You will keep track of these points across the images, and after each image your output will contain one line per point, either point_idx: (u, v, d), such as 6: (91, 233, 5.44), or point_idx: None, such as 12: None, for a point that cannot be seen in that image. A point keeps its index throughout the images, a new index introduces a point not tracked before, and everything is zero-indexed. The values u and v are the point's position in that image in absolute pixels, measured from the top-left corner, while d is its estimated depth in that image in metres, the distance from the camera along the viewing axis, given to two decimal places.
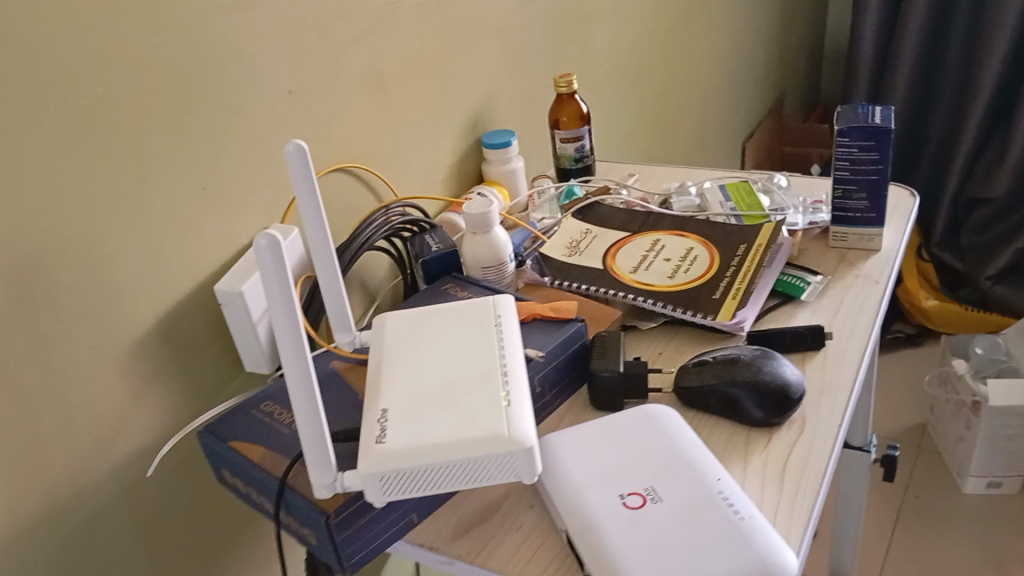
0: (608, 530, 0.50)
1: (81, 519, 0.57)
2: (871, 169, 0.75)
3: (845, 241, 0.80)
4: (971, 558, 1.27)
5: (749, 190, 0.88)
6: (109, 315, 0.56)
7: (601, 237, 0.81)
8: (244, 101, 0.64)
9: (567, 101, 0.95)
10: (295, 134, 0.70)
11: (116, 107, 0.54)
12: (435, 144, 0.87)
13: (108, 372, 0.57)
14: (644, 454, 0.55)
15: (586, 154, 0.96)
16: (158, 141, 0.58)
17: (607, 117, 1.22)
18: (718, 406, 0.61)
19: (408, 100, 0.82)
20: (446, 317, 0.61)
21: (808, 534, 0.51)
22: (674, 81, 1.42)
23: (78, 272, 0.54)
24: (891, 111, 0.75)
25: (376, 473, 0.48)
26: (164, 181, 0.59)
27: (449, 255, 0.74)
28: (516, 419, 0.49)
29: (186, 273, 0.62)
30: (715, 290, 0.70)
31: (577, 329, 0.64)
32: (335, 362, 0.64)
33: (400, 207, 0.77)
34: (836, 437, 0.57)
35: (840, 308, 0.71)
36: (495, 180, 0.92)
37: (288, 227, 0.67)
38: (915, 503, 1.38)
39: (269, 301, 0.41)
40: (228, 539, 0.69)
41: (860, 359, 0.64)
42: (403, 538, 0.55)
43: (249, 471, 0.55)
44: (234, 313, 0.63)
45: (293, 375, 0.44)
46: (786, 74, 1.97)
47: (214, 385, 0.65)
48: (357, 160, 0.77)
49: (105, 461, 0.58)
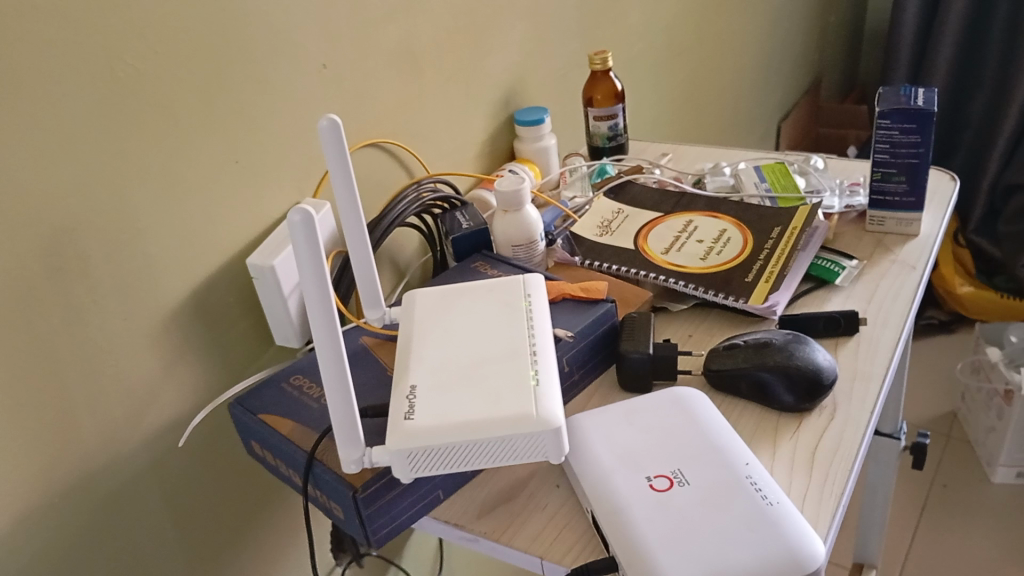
0: (633, 512, 0.49)
1: (113, 487, 0.58)
2: (911, 153, 0.74)
3: (881, 226, 0.78)
4: (999, 548, 1.26)
5: (784, 171, 0.86)
6: (141, 287, 0.57)
7: (632, 218, 0.80)
8: (276, 75, 0.64)
9: (601, 79, 0.94)
10: (327, 109, 0.70)
11: (149, 81, 0.54)
12: (466, 120, 0.87)
13: (140, 344, 0.57)
14: (672, 438, 0.55)
15: (619, 133, 0.95)
16: (191, 115, 0.58)
17: (640, 95, 1.21)
18: (747, 391, 0.60)
19: (439, 75, 0.81)
20: (476, 296, 0.61)
21: (836, 523, 0.50)
22: (709, 59, 1.40)
23: (111, 243, 0.54)
24: (934, 93, 0.73)
25: (403, 450, 0.48)
26: (198, 154, 0.59)
27: (480, 233, 0.74)
28: (544, 400, 0.49)
29: (217, 247, 0.62)
30: (747, 273, 0.70)
31: (606, 310, 0.64)
32: (364, 338, 0.64)
33: (430, 183, 0.77)
34: (867, 425, 0.57)
35: (875, 294, 0.70)
36: (526, 157, 0.91)
37: (319, 202, 0.67)
38: (942, 492, 1.37)
39: (301, 276, 0.41)
40: (258, 509, 0.70)
41: (894, 347, 0.63)
42: (429, 514, 0.55)
43: (277, 444, 0.56)
44: (265, 288, 0.63)
45: (322, 350, 0.44)
46: (824, 52, 1.93)
47: (244, 358, 0.66)
48: (389, 136, 0.77)
49: (137, 431, 0.58)
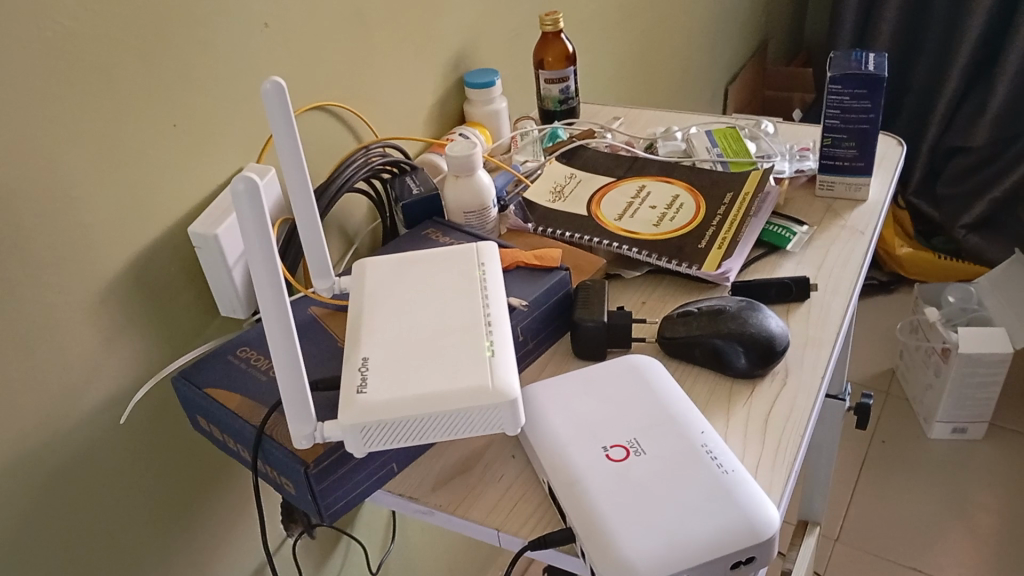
0: (590, 483, 0.49)
1: (52, 466, 0.56)
2: (861, 118, 0.74)
3: (831, 191, 0.79)
4: (935, 502, 1.31)
5: (736, 136, 0.86)
6: (78, 259, 0.54)
7: (585, 183, 0.79)
8: (217, 33, 0.61)
9: (552, 40, 0.92)
10: (270, 70, 0.67)
11: (79, 38, 0.51)
12: (416, 83, 0.85)
13: (77, 319, 0.55)
14: (628, 406, 0.55)
15: (571, 96, 0.94)
16: (125, 76, 0.55)
17: (590, 58, 1.19)
18: (701, 358, 0.60)
19: (387, 34, 0.79)
20: (429, 264, 0.59)
21: (789, 489, 0.51)
22: (659, 21, 1.39)
23: (41, 213, 0.51)
24: (884, 58, 0.74)
25: (357, 425, 0.47)
26: (133, 118, 0.56)
27: (431, 199, 0.72)
28: (500, 371, 0.49)
29: (158, 215, 0.59)
30: (700, 240, 0.69)
31: (560, 278, 0.63)
32: (313, 308, 0.62)
33: (379, 147, 0.75)
34: (819, 391, 0.57)
35: (825, 260, 0.70)
36: (476, 120, 0.90)
37: (264, 167, 0.64)
38: (882, 449, 1.41)
39: (248, 248, 0.40)
40: (206, 482, 0.68)
41: (845, 312, 0.64)
42: (383, 487, 0.54)
43: (225, 419, 0.54)
44: (209, 257, 0.61)
45: (270, 324, 0.43)
46: (771, 15, 1.94)
47: (189, 330, 0.64)
48: (335, 98, 0.74)
49: (77, 408, 0.56)
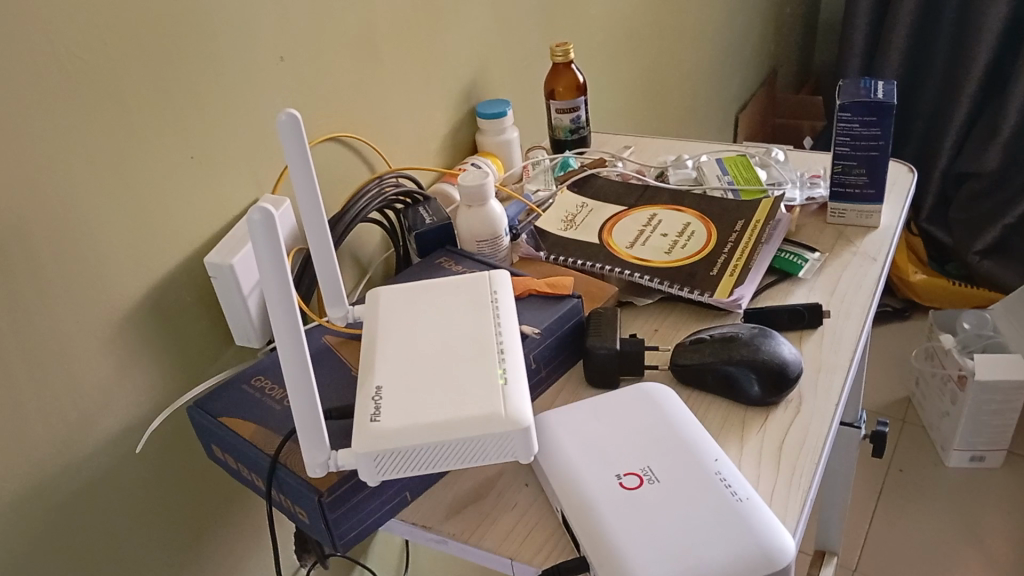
0: (603, 510, 0.49)
1: (69, 494, 0.56)
2: (871, 145, 0.75)
3: (842, 217, 0.79)
4: (954, 530, 1.29)
5: (746, 164, 0.87)
6: (96, 289, 0.55)
7: (596, 211, 0.80)
8: (233, 67, 0.62)
9: (563, 71, 0.93)
10: (285, 103, 0.68)
11: (98, 73, 0.52)
12: (428, 113, 0.86)
13: (93, 348, 0.56)
14: (641, 434, 0.55)
15: (581, 126, 0.95)
16: (142, 110, 0.56)
17: (600, 89, 1.21)
18: (714, 385, 0.60)
19: (400, 66, 0.80)
20: (441, 293, 0.60)
21: (804, 517, 0.51)
22: (668, 52, 1.41)
23: (57, 243, 0.52)
24: (893, 86, 0.75)
25: (370, 453, 0.47)
26: (149, 149, 0.57)
27: (444, 228, 0.73)
28: (513, 398, 0.49)
29: (174, 246, 0.60)
30: (712, 266, 0.70)
31: (572, 306, 0.63)
32: (327, 337, 0.63)
33: (393, 177, 0.76)
34: (832, 418, 0.57)
35: (837, 287, 0.70)
36: (488, 150, 0.91)
37: (278, 198, 0.65)
38: (899, 477, 1.39)
39: (263, 276, 0.40)
40: (220, 511, 0.68)
41: (858, 338, 0.64)
42: (396, 516, 0.54)
43: (239, 447, 0.55)
44: (224, 286, 0.61)
45: (284, 351, 0.43)
46: (779, 45, 1.95)
47: (203, 359, 0.64)
48: (349, 130, 0.75)
49: (93, 437, 0.57)
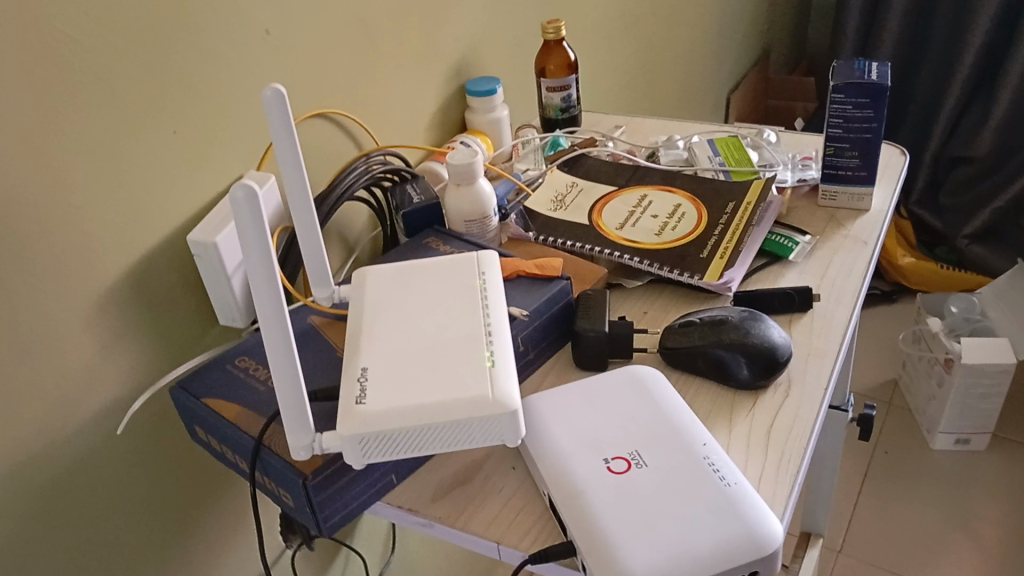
0: (591, 495, 0.49)
1: (50, 475, 0.55)
2: (864, 127, 0.74)
3: (834, 200, 0.78)
4: (938, 512, 1.30)
5: (738, 145, 0.86)
6: (78, 267, 0.54)
7: (587, 192, 0.79)
8: (218, 41, 0.61)
9: (554, 49, 0.91)
10: (271, 78, 0.66)
11: (79, 45, 0.51)
12: (417, 91, 0.84)
13: (75, 327, 0.55)
14: (629, 419, 0.54)
15: (572, 104, 0.94)
16: (124, 84, 0.54)
17: (591, 67, 1.19)
18: (704, 369, 0.60)
19: (388, 42, 0.78)
20: (429, 274, 0.59)
21: (792, 502, 0.51)
22: (660, 30, 1.39)
23: (38, 220, 0.51)
24: (887, 68, 0.74)
25: (355, 436, 0.46)
26: (132, 124, 0.55)
27: (432, 208, 0.72)
28: (501, 382, 0.48)
29: (158, 223, 0.59)
30: (702, 249, 0.69)
31: (562, 288, 0.63)
32: (313, 317, 0.62)
33: (380, 156, 0.74)
34: (822, 403, 0.57)
35: (828, 270, 0.70)
36: (478, 129, 0.89)
37: (264, 175, 0.64)
38: (884, 459, 1.40)
39: (247, 256, 0.39)
40: (205, 491, 0.68)
41: (848, 323, 0.64)
42: (382, 499, 0.54)
43: (223, 429, 0.54)
44: (208, 265, 0.60)
45: (269, 333, 0.42)
46: (772, 24, 1.94)
47: (188, 339, 0.63)
48: (336, 106, 0.74)
49: (74, 417, 0.56)
